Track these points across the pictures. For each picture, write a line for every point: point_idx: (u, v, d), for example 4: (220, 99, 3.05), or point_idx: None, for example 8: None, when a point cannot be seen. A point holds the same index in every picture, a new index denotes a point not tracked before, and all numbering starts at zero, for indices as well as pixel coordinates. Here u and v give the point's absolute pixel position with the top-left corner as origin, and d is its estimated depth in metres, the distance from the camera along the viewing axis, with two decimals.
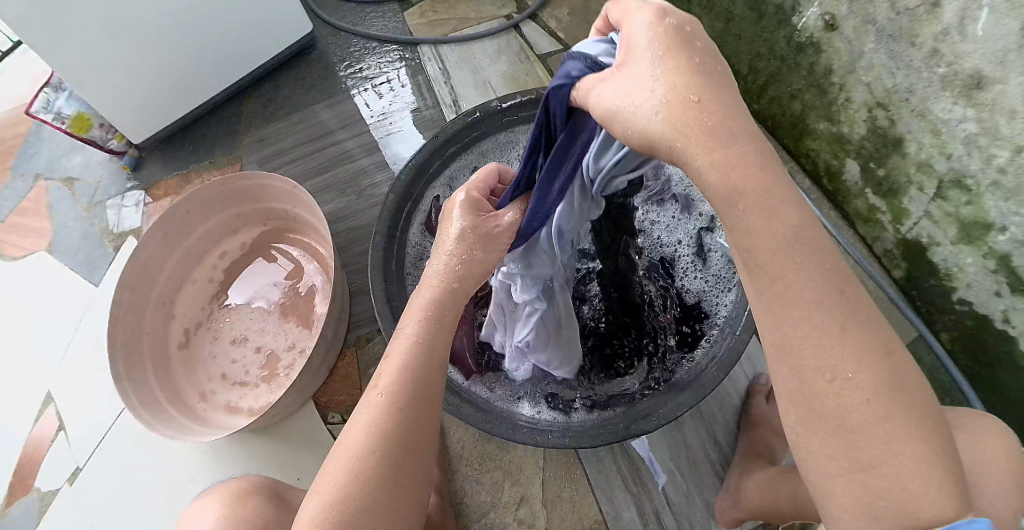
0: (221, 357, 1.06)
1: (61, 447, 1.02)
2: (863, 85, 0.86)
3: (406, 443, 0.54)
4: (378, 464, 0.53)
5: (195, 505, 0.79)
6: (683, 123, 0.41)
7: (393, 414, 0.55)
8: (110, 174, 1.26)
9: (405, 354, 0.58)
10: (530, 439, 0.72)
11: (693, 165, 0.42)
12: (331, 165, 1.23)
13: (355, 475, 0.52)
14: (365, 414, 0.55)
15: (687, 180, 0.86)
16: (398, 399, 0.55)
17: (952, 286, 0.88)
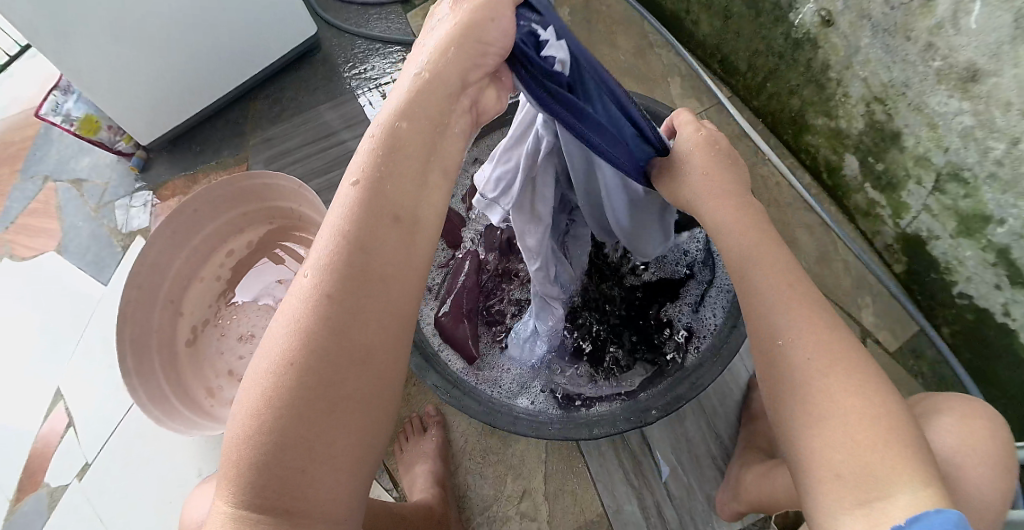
0: (228, 354, 1.09)
1: (71, 444, 1.04)
2: (859, 80, 0.87)
3: (341, 341, 0.40)
4: (275, 423, 0.39)
5: (201, 490, 0.73)
6: (715, 192, 0.59)
7: (321, 302, 0.40)
8: (118, 175, 1.28)
9: (345, 219, 0.42)
10: (531, 431, 0.72)
11: (711, 219, 0.58)
12: (336, 164, 1.27)
13: (272, 384, 0.39)
14: (291, 304, 0.41)
15: None
16: (329, 283, 0.41)
17: (952, 280, 0.89)
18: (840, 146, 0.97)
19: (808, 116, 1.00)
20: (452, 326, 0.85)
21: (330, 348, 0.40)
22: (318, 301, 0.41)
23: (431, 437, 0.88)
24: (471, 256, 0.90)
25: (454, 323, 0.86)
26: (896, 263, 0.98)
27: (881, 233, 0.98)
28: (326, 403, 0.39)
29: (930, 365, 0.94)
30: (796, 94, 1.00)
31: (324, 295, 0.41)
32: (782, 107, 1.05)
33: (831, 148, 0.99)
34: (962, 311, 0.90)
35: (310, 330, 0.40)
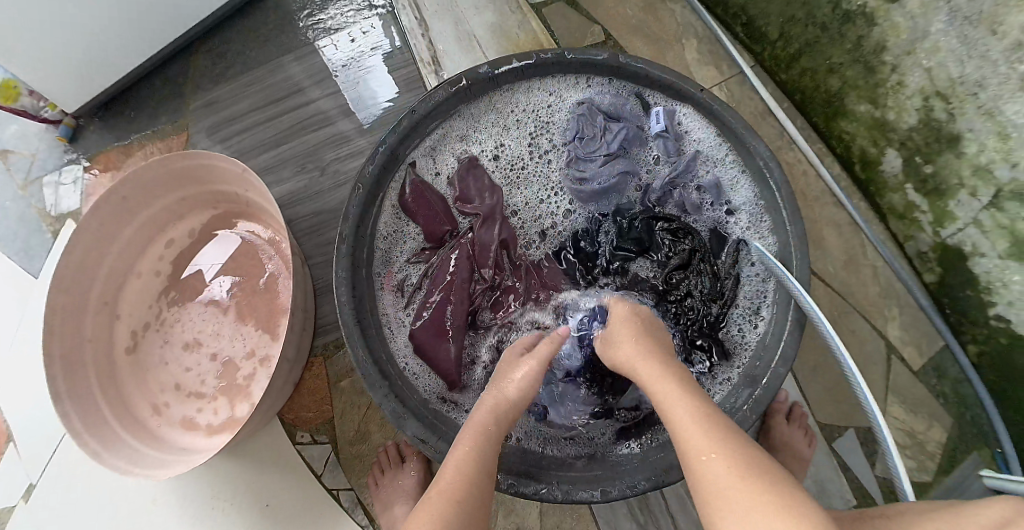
0: (174, 364, 0.94)
1: (13, 459, 0.94)
2: (921, 70, 0.74)
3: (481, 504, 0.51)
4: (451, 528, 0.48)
5: None
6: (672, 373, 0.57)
7: (479, 463, 0.54)
8: (46, 146, 1.07)
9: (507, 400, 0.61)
10: (536, 495, 0.65)
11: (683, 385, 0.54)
12: (293, 132, 1.02)
13: None
14: (455, 464, 0.54)
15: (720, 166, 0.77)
16: (484, 447, 0.56)
17: (991, 301, 0.79)
18: (881, 139, 0.83)
19: (848, 100, 0.85)
20: (432, 346, 0.75)
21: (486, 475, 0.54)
22: (504, 417, 0.60)
23: (410, 471, 0.85)
24: (459, 253, 0.78)
25: (433, 340, 0.75)
26: (927, 272, 0.87)
27: (915, 239, 0.86)
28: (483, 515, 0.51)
29: (952, 384, 0.86)
30: (835, 74, 0.85)
31: (493, 422, 0.58)
32: (815, 86, 0.89)
33: (870, 139, 0.85)
34: (994, 333, 0.81)
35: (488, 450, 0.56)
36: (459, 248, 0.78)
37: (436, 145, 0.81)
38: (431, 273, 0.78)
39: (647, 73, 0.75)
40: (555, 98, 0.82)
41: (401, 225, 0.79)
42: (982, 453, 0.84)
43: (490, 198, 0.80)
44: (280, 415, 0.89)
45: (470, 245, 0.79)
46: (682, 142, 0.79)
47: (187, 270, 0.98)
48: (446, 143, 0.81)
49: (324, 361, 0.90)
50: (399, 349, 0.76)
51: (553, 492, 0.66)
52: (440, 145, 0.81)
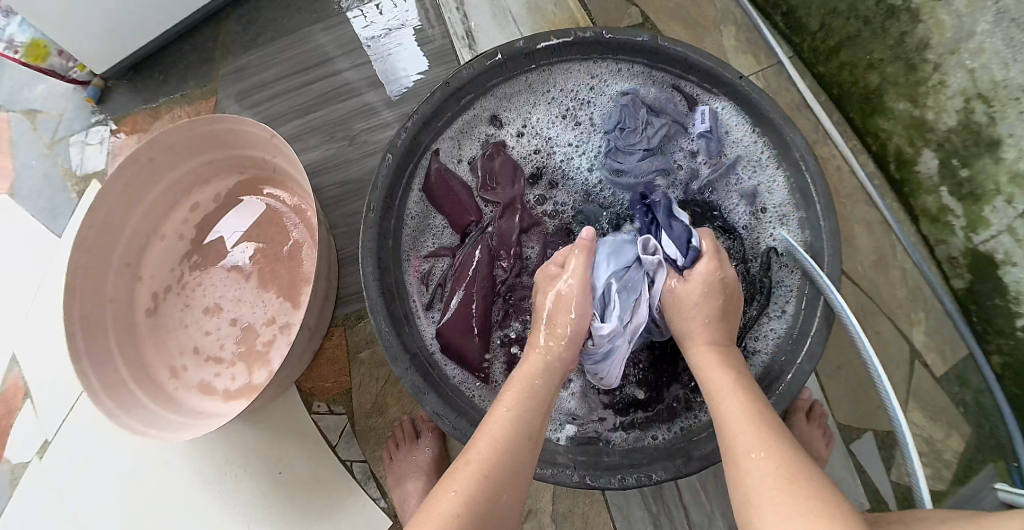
0: (193, 327, 0.94)
1: (29, 415, 0.95)
2: (965, 70, 0.73)
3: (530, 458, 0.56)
4: (485, 503, 0.51)
5: None
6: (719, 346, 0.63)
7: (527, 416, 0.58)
8: (74, 108, 1.07)
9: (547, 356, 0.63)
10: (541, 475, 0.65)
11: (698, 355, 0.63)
12: (321, 102, 1.02)
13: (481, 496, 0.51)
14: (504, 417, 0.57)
15: (757, 160, 0.76)
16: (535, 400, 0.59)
17: (1019, 310, 0.78)
18: (918, 139, 0.82)
19: (887, 97, 0.84)
20: (455, 334, 0.74)
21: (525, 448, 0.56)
22: (538, 388, 0.61)
23: (425, 446, 0.86)
24: (483, 244, 0.77)
25: (455, 327, 0.74)
26: (955, 277, 0.86)
27: (946, 243, 0.85)
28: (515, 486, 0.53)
29: (973, 393, 0.86)
30: (875, 70, 0.84)
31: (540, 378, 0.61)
32: (853, 81, 0.88)
33: (907, 139, 0.84)
34: (1020, 344, 0.80)
35: (531, 416, 0.58)
36: (480, 242, 0.77)
37: (464, 128, 0.81)
38: (452, 271, 0.77)
39: (686, 58, 0.74)
40: (591, 84, 0.81)
41: (428, 211, 0.79)
42: (998, 467, 0.84)
43: (514, 187, 0.79)
44: (298, 384, 0.89)
45: (493, 236, 0.77)
46: (723, 143, 0.78)
47: (209, 236, 0.98)
48: (474, 126, 0.81)
49: (343, 331, 0.91)
50: (429, 337, 0.76)
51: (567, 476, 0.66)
52: (469, 129, 0.81)
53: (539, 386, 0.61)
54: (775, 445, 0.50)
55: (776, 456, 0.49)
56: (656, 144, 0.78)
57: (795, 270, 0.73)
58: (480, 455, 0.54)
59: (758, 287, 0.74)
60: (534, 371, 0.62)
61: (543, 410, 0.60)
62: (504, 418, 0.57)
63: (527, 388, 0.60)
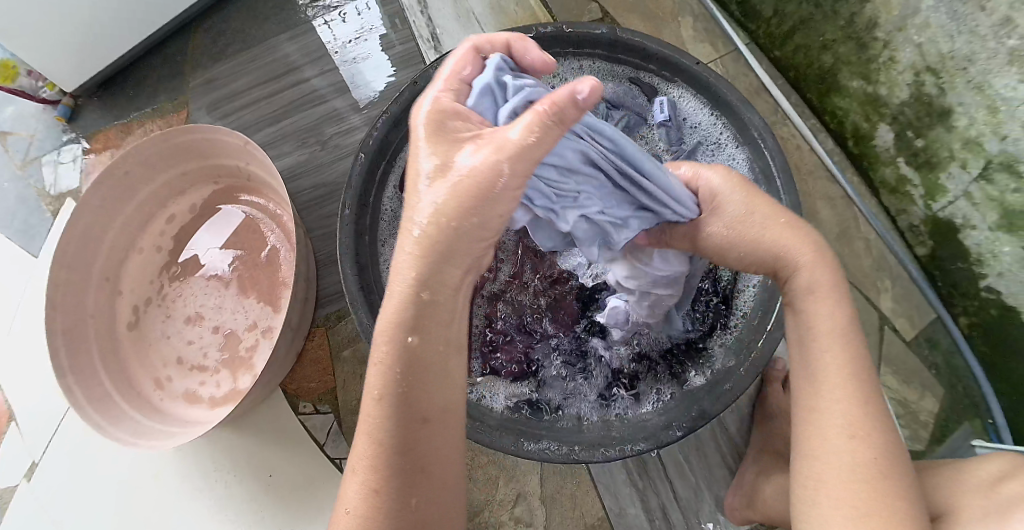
0: (176, 338, 0.95)
1: (14, 438, 0.94)
2: (912, 45, 0.75)
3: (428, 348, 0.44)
4: (391, 509, 0.43)
5: None
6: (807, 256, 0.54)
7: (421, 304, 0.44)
8: (45, 128, 1.07)
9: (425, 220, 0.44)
10: (517, 451, 0.66)
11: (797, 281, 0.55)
12: (292, 109, 1.03)
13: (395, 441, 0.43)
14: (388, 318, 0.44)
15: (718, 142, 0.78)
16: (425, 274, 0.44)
17: (981, 273, 0.81)
18: (874, 114, 0.85)
19: (841, 75, 0.87)
20: None
21: (415, 423, 0.44)
22: (401, 352, 0.44)
23: None
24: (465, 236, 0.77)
25: None
26: (918, 245, 0.89)
27: (907, 213, 0.88)
28: (423, 415, 0.44)
29: (944, 355, 0.88)
30: (829, 50, 0.86)
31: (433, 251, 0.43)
32: (809, 62, 0.91)
33: (863, 114, 0.86)
34: (985, 305, 0.83)
35: (401, 384, 0.44)
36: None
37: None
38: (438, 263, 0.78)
39: (646, 48, 0.75)
40: (554, 81, 0.83)
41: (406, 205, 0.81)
42: (974, 424, 0.87)
43: None
44: (283, 387, 0.90)
45: None
46: (683, 131, 0.81)
47: (185, 253, 0.98)
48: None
49: (326, 331, 0.91)
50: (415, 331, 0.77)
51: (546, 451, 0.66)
52: None
53: (399, 345, 0.44)
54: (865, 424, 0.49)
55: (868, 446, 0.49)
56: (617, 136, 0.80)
57: None
58: (365, 460, 0.44)
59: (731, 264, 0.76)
60: (384, 338, 0.44)
61: (423, 367, 0.44)
62: (376, 402, 0.44)
63: (404, 297, 0.44)
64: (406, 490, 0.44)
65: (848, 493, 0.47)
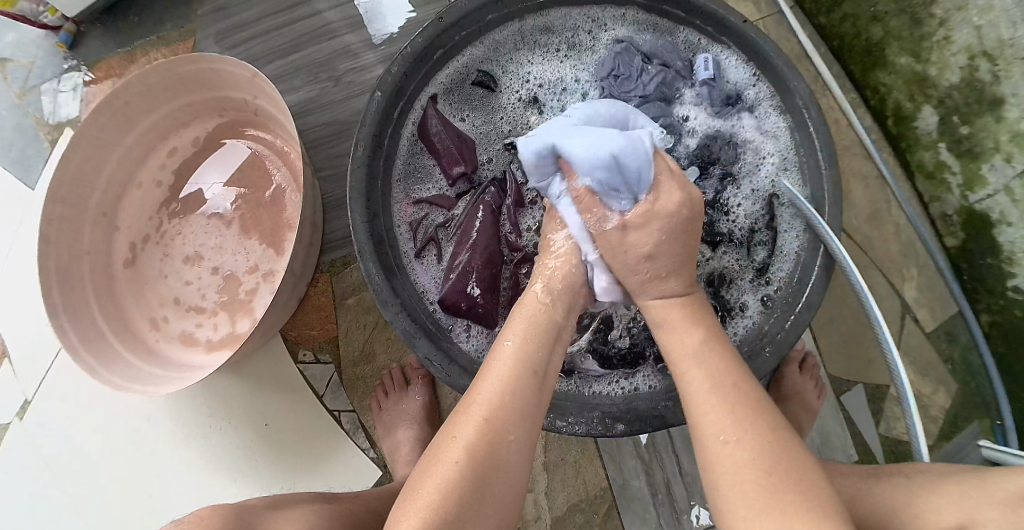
0: (173, 278, 0.91)
1: (3, 375, 0.91)
2: (970, 25, 0.72)
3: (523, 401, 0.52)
4: (487, 454, 0.49)
5: None
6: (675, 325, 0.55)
7: (525, 371, 0.53)
8: (43, 54, 1.01)
9: (511, 368, 0.53)
10: None
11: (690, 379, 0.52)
12: (306, 42, 0.98)
13: (482, 450, 0.48)
14: (502, 369, 0.53)
15: (756, 103, 0.74)
16: (529, 356, 0.54)
17: (1011, 271, 0.79)
18: (919, 95, 0.81)
19: (889, 50, 0.83)
20: (456, 294, 0.71)
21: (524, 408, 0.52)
22: (542, 344, 0.56)
23: (414, 395, 0.85)
24: (485, 202, 0.75)
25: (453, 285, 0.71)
26: (948, 235, 0.87)
27: (941, 201, 0.85)
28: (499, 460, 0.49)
29: (961, 350, 0.87)
30: (878, 22, 0.82)
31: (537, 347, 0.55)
32: (856, 34, 0.86)
33: (908, 94, 0.83)
34: (1011, 303, 0.81)
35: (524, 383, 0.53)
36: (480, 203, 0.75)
37: (455, 82, 0.79)
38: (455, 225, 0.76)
39: (689, 1, 0.72)
40: (590, 28, 0.79)
41: (418, 154, 0.78)
42: (982, 425, 0.85)
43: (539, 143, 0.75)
44: (282, 332, 0.87)
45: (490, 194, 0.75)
46: (724, 92, 0.76)
47: (187, 188, 0.94)
48: (466, 83, 0.79)
49: (329, 278, 0.88)
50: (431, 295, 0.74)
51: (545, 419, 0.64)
52: (458, 79, 0.78)
53: (536, 326, 0.57)
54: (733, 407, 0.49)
55: (752, 442, 0.47)
56: (651, 92, 0.76)
57: (798, 216, 0.71)
58: (466, 430, 0.50)
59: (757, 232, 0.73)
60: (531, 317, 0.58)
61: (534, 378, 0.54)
62: (511, 356, 0.54)
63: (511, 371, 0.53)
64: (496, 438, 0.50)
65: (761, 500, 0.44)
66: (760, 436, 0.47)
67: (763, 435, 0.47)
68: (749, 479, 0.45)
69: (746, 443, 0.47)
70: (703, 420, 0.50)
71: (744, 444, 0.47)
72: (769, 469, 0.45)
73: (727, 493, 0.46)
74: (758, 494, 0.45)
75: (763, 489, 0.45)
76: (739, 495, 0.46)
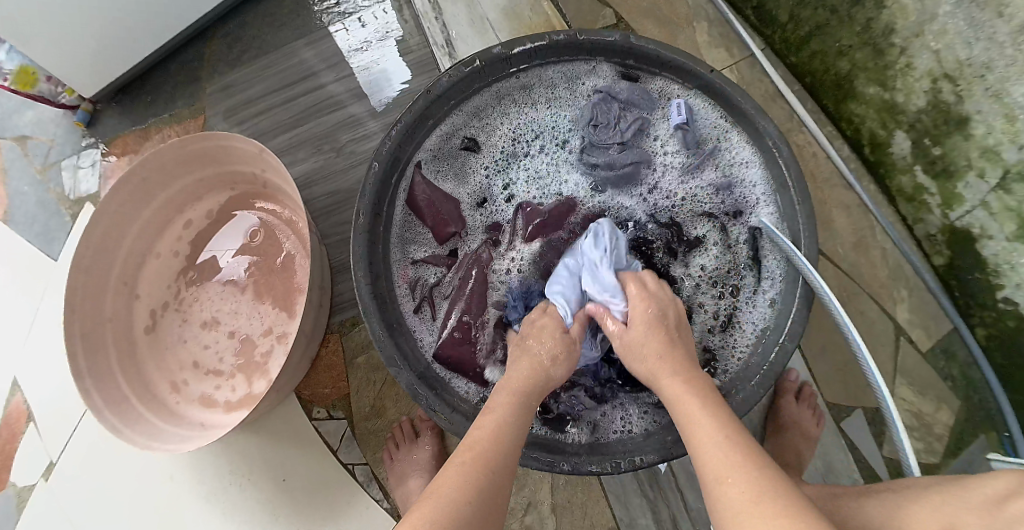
0: (192, 342, 0.96)
1: (34, 439, 0.97)
2: (929, 52, 0.74)
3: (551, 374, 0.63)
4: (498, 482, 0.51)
5: None
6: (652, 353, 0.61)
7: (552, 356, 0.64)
8: (62, 132, 1.09)
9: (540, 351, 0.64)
10: (527, 462, 0.66)
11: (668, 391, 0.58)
12: (307, 116, 1.04)
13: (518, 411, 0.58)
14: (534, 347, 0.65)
15: (727, 144, 0.79)
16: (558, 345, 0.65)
17: (999, 283, 0.81)
18: (890, 122, 0.84)
19: (857, 82, 0.86)
20: (456, 351, 0.75)
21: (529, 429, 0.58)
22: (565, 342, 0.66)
23: (423, 445, 0.87)
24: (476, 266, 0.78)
25: (455, 344, 0.76)
26: (935, 254, 0.89)
27: (925, 221, 0.87)
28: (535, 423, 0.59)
29: (960, 367, 0.87)
30: (844, 57, 0.86)
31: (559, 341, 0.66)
32: (825, 69, 0.90)
33: (879, 122, 0.86)
34: (1003, 316, 0.82)
35: (526, 413, 0.59)
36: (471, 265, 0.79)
37: (443, 147, 0.83)
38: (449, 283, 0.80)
39: (660, 55, 0.75)
40: (567, 85, 0.83)
41: (412, 222, 0.81)
42: (989, 436, 0.85)
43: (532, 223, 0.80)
44: (297, 392, 0.91)
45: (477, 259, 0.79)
46: (698, 135, 0.80)
47: (202, 258, 1.00)
48: (453, 147, 0.83)
49: (339, 337, 0.93)
50: (425, 349, 0.78)
51: (539, 460, 0.66)
52: (445, 144, 0.83)
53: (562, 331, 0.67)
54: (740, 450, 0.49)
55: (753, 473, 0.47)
56: (629, 139, 0.81)
57: (779, 251, 0.75)
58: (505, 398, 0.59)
59: (729, 269, 0.77)
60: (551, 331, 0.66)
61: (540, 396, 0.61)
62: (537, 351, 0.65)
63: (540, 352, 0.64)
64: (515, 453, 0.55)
65: (767, 513, 0.43)
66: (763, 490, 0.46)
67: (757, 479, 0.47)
68: (738, 503, 0.46)
69: (736, 469, 0.48)
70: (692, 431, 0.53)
71: (731, 474, 0.48)
72: (759, 496, 0.45)
73: (726, 504, 0.47)
74: (751, 514, 0.44)
75: (752, 504, 0.45)
76: (721, 504, 0.47)
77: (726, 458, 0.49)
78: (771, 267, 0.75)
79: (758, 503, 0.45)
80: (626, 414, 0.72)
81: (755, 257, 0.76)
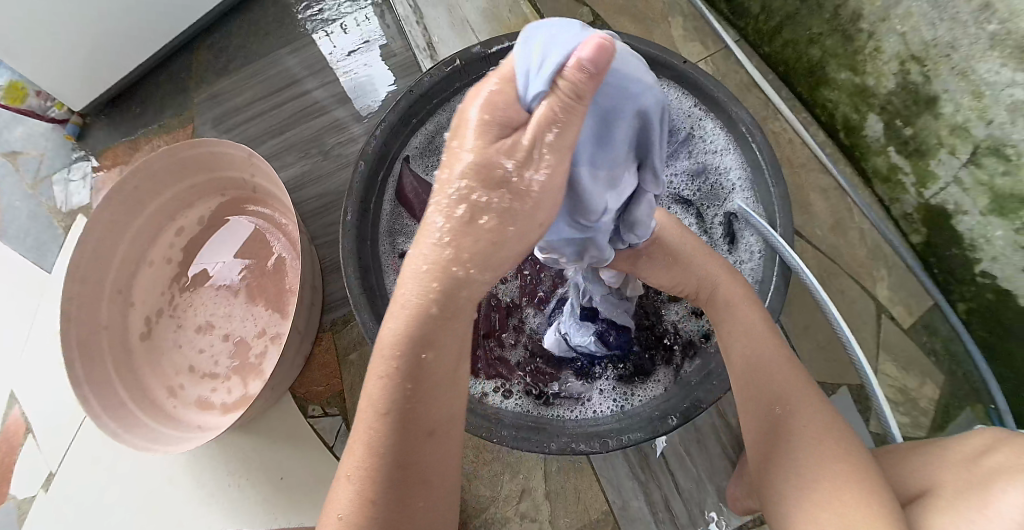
0: (187, 347, 0.97)
1: (33, 449, 0.98)
2: (896, 35, 0.76)
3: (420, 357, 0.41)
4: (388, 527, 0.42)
5: None
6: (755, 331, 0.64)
7: (417, 336, 0.41)
8: (52, 146, 1.10)
9: (396, 333, 0.41)
10: (517, 443, 0.67)
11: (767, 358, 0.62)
12: (294, 121, 1.06)
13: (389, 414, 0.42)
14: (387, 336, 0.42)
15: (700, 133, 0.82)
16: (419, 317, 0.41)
17: (975, 257, 0.82)
18: (863, 105, 0.86)
19: (830, 68, 0.88)
20: None
21: (422, 431, 0.42)
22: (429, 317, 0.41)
23: None
24: None
25: None
26: (913, 233, 0.90)
27: (900, 201, 0.89)
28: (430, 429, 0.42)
29: (942, 341, 0.89)
30: (816, 44, 0.88)
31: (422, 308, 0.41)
32: (798, 56, 0.92)
33: (853, 105, 0.88)
34: (982, 290, 0.84)
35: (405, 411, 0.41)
36: None
37: (427, 145, 0.85)
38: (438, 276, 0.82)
39: (633, 49, 0.77)
40: None
41: (400, 217, 0.83)
42: (974, 408, 0.87)
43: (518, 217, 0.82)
44: (292, 391, 0.93)
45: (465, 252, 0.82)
46: (673, 125, 0.83)
47: (194, 265, 1.01)
48: (437, 145, 0.85)
49: (332, 335, 0.94)
50: None
51: (530, 442, 0.67)
52: (428, 143, 0.85)
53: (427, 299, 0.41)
54: (827, 434, 0.55)
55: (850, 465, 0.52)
56: None
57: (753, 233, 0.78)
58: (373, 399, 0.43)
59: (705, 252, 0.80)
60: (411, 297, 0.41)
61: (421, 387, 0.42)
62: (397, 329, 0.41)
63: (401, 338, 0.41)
64: (396, 466, 0.42)
65: (849, 494, 0.50)
66: (853, 477, 0.51)
67: (845, 464, 0.52)
68: (820, 475, 0.52)
69: (832, 453, 0.53)
70: (786, 415, 0.58)
71: (823, 452, 0.53)
72: (852, 481, 0.51)
73: (806, 474, 0.53)
74: (842, 489, 0.50)
75: (842, 484, 0.50)
76: (811, 470, 0.53)
77: (821, 443, 0.54)
78: (745, 248, 0.78)
79: (853, 489, 0.50)
80: (614, 397, 0.74)
81: (730, 241, 0.79)
